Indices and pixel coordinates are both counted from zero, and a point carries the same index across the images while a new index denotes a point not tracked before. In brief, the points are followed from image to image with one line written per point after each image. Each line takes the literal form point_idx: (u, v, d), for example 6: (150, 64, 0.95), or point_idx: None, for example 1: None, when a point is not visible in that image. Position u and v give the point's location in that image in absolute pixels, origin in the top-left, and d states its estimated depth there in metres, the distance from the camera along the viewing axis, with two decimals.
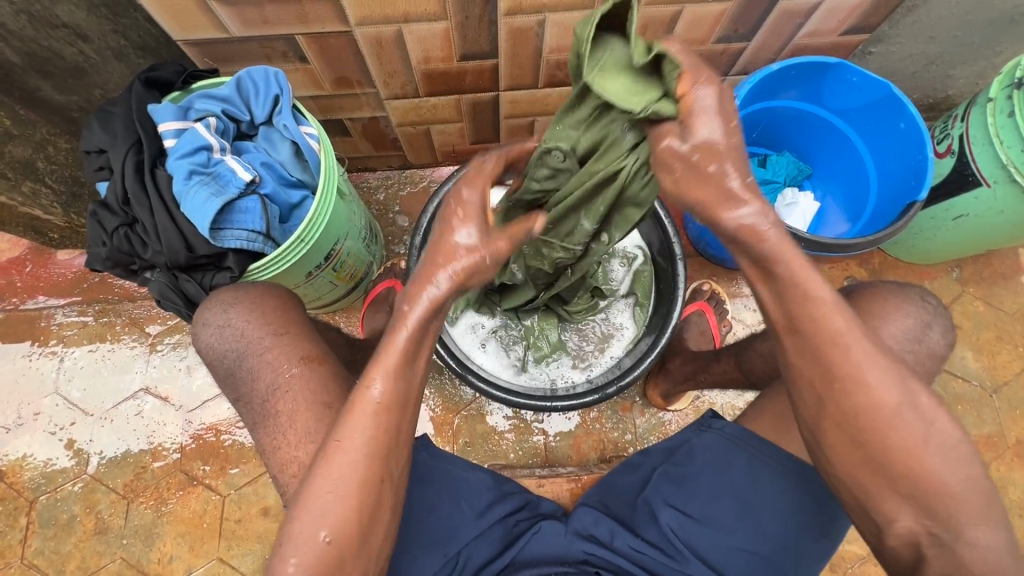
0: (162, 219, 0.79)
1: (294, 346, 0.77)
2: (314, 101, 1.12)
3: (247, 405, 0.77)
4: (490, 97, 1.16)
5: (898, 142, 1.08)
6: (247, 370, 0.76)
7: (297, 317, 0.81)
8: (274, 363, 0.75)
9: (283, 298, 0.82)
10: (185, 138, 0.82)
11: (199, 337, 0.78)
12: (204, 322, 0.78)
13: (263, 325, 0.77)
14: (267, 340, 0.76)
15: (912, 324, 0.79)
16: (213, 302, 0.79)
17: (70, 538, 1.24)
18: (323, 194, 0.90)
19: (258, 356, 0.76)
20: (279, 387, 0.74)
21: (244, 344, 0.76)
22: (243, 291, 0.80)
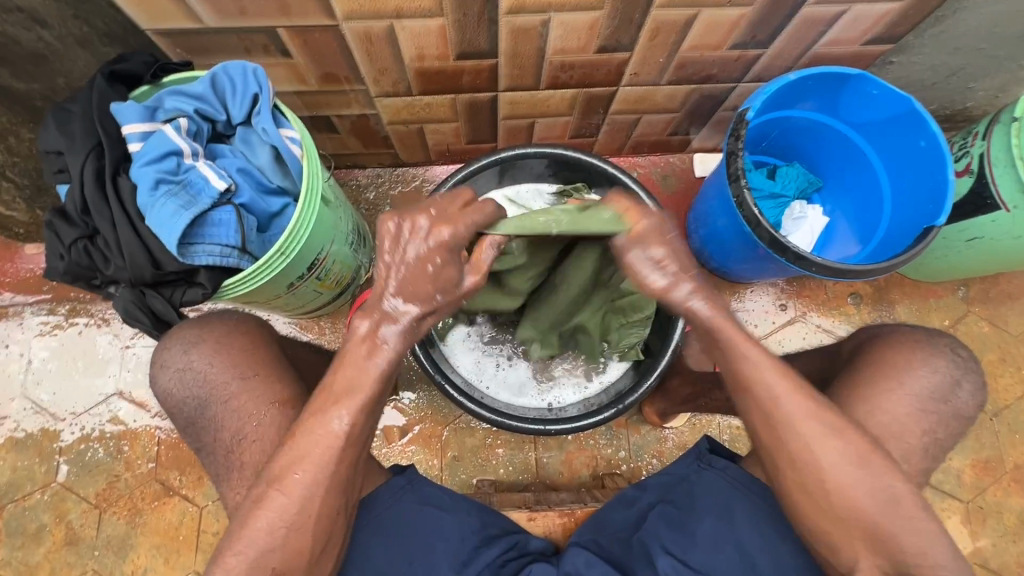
0: (126, 233, 0.72)
1: (262, 390, 0.72)
2: (299, 97, 1.04)
3: (210, 456, 0.73)
4: (488, 97, 1.09)
5: (917, 160, 1.02)
6: (209, 418, 0.72)
7: (269, 354, 0.76)
8: (241, 411, 0.71)
9: (252, 335, 0.78)
10: (152, 142, 0.75)
11: (158, 381, 0.74)
12: (163, 364, 0.75)
13: (229, 368, 0.73)
14: (233, 385, 0.72)
15: (939, 380, 0.79)
16: (172, 341, 0.75)
17: (39, 548, 1.19)
18: (305, 205, 0.83)
19: (222, 404, 0.72)
20: (246, 436, 0.71)
21: (207, 390, 0.72)
22: (207, 328, 0.76)
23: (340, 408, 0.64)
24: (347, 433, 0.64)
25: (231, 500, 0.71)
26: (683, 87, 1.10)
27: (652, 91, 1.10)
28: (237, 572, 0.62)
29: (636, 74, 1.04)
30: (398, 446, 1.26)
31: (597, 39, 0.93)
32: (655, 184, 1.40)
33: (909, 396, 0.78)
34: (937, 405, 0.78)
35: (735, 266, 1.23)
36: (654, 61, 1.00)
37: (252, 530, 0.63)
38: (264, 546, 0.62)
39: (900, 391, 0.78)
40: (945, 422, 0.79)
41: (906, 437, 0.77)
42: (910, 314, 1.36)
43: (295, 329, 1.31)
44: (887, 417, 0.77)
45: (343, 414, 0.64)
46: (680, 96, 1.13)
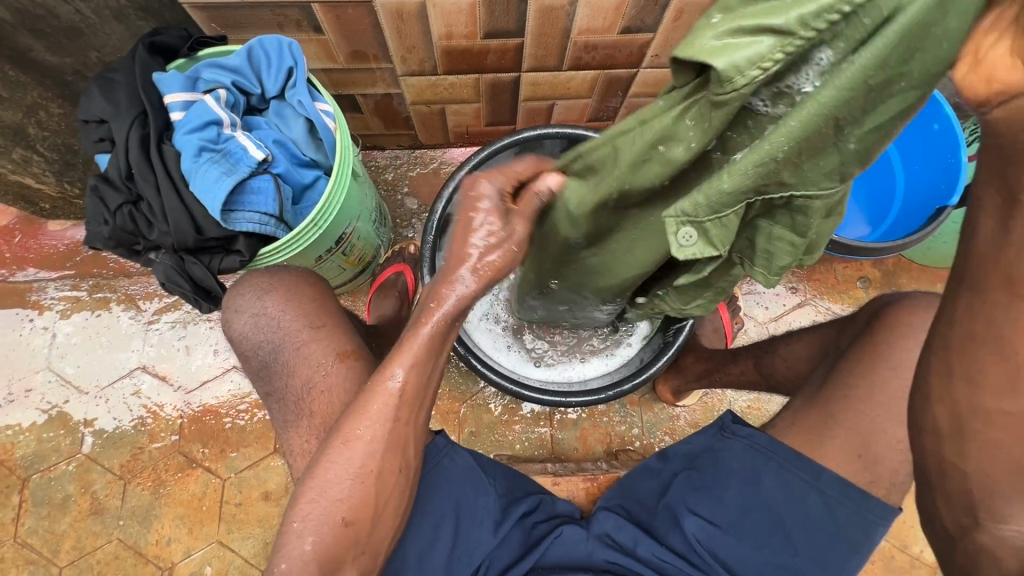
0: (169, 199, 0.74)
1: (331, 340, 0.75)
2: (326, 75, 1.06)
3: (279, 401, 0.74)
4: (511, 78, 1.11)
5: (930, 144, 1.05)
6: (282, 364, 0.74)
7: (336, 310, 0.79)
8: (311, 357, 0.73)
9: (318, 287, 0.80)
10: (194, 112, 0.77)
11: (232, 326, 0.76)
12: (238, 309, 0.76)
13: (300, 317, 0.76)
14: (304, 333, 0.74)
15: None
16: (246, 287, 0.78)
17: (65, 517, 1.22)
18: (338, 177, 0.86)
19: (293, 350, 0.74)
20: (314, 385, 0.72)
21: (280, 336, 0.75)
22: (277, 279, 0.79)
23: (394, 366, 0.65)
24: (401, 391, 0.66)
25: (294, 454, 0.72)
26: None
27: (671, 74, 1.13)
28: (304, 533, 0.64)
29: (656, 56, 1.06)
30: None
31: (623, 19, 0.95)
32: None
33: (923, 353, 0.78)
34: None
35: None
36: (675, 43, 1.02)
37: (323, 480, 0.65)
38: (321, 493, 0.65)
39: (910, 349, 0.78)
40: None
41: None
42: None
43: None
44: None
45: (400, 370, 0.65)
46: None
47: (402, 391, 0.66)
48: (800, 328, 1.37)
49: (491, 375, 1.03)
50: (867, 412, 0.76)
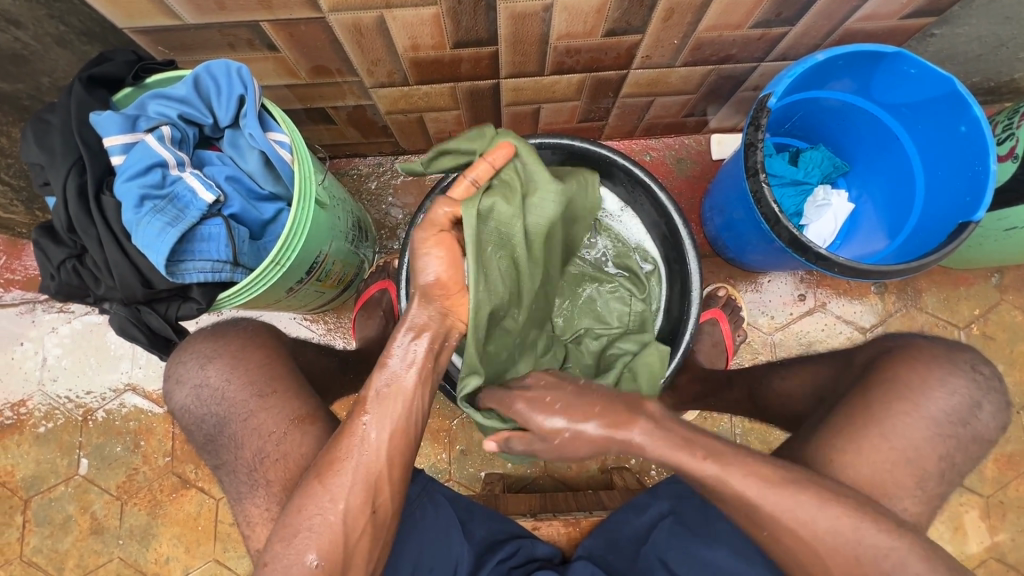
0: (112, 252, 0.70)
1: (280, 408, 0.74)
2: (290, 90, 0.99)
3: (231, 473, 0.74)
4: (490, 84, 1.02)
5: (956, 147, 0.95)
6: (229, 436, 0.74)
7: (283, 372, 0.77)
8: (262, 428, 0.73)
9: (265, 350, 0.79)
10: (134, 155, 0.72)
11: (174, 396, 0.77)
12: (180, 380, 0.77)
13: (246, 386, 0.75)
14: (251, 403, 0.74)
15: (959, 403, 0.71)
16: (189, 356, 0.77)
17: (67, 537, 1.24)
18: (297, 212, 0.80)
19: (242, 421, 0.73)
20: (268, 454, 0.72)
21: (224, 408, 0.74)
22: (222, 343, 0.78)
23: (365, 408, 0.67)
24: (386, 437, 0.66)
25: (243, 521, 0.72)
26: (700, 68, 1.02)
27: (666, 73, 1.03)
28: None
29: (648, 56, 0.96)
30: None
31: (606, 22, 0.85)
32: (669, 168, 1.34)
33: (932, 403, 0.71)
34: (955, 430, 0.71)
35: (750, 256, 1.18)
36: (667, 42, 0.92)
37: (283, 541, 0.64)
38: (281, 546, 0.64)
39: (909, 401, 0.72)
40: (965, 446, 0.71)
41: (927, 464, 0.69)
42: (937, 304, 1.29)
43: (300, 322, 1.30)
44: None
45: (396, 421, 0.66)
46: (696, 78, 1.05)
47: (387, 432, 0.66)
48: (807, 338, 1.29)
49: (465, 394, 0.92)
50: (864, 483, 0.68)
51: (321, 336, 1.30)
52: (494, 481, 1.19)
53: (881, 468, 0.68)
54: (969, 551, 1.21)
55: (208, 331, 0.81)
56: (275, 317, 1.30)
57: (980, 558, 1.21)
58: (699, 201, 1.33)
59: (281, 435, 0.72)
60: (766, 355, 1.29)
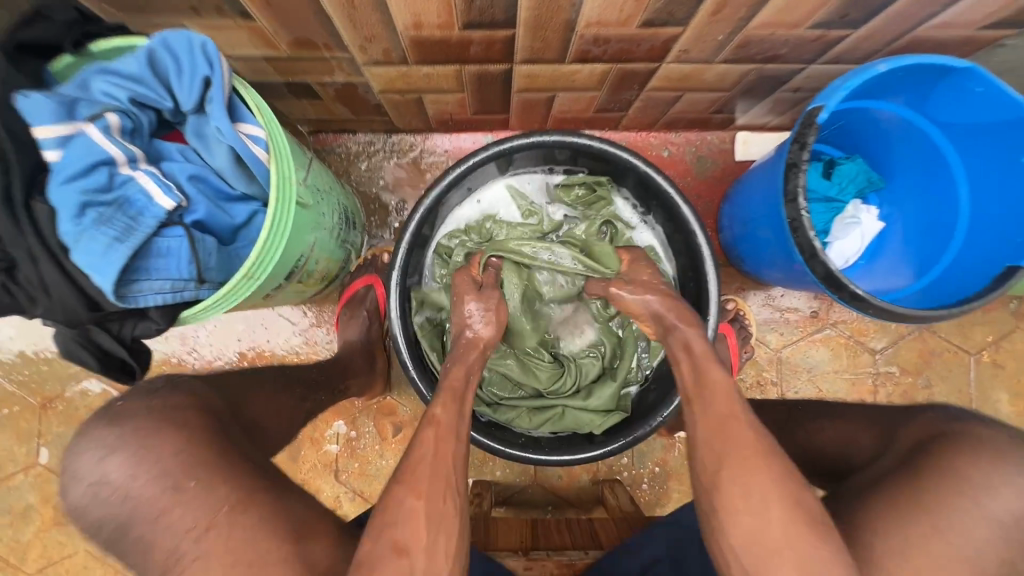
0: (48, 270, 0.58)
1: (198, 504, 0.59)
2: (267, 62, 0.84)
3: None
4: (501, 70, 0.89)
5: (1014, 183, 0.85)
6: (135, 539, 0.59)
7: (208, 457, 0.62)
8: (178, 528, 0.58)
9: (185, 426, 0.63)
10: (74, 149, 0.59)
11: (70, 491, 0.61)
12: (76, 475, 0.61)
13: (154, 480, 0.59)
14: (163, 500, 0.59)
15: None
16: (85, 444, 0.62)
17: (29, 527, 1.18)
18: (273, 219, 0.70)
19: (151, 523, 0.59)
20: (183, 558, 0.58)
21: (128, 509, 0.59)
22: (123, 428, 0.62)
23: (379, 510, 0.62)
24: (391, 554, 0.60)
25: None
26: (740, 66, 0.89)
27: (701, 69, 0.90)
28: None
29: (685, 51, 0.84)
30: (391, 445, 1.20)
31: (644, 13, 0.72)
32: (687, 166, 1.23)
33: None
34: None
35: (766, 272, 1.11)
36: (711, 38, 0.80)
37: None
38: None
39: None
40: None
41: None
42: (950, 328, 1.25)
43: (279, 315, 1.20)
44: None
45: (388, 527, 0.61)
46: (733, 76, 0.93)
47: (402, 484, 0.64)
48: (815, 355, 1.24)
49: (423, 378, 0.93)
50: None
51: (303, 330, 1.20)
52: (484, 492, 1.12)
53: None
54: None
55: (107, 417, 0.63)
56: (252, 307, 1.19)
57: None
58: (716, 205, 1.23)
59: (207, 532, 0.58)
60: (770, 373, 1.24)
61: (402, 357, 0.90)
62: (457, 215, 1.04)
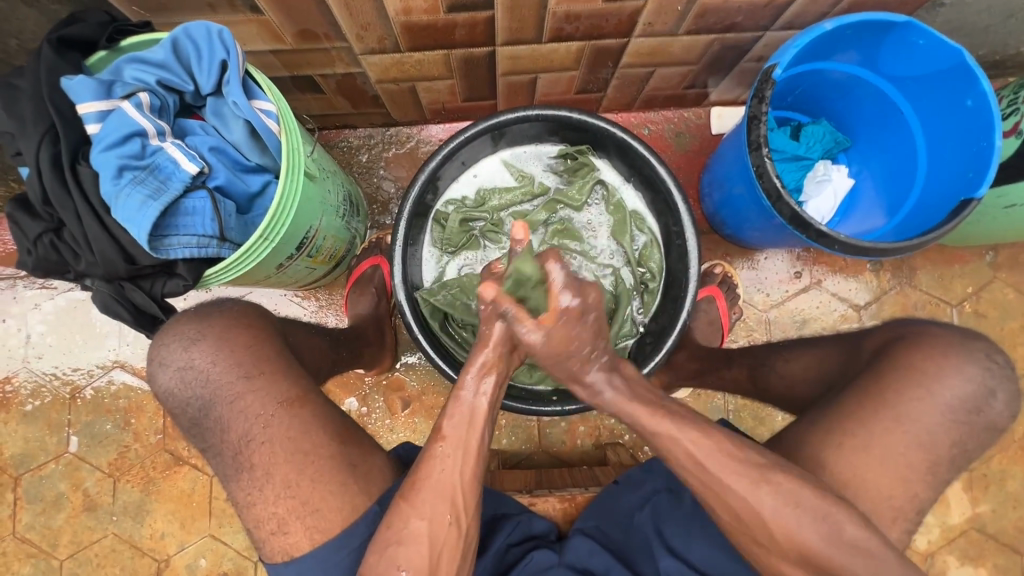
0: (91, 226, 0.67)
1: (268, 391, 0.73)
2: (275, 56, 0.94)
3: (217, 456, 0.73)
4: (485, 52, 0.98)
5: (963, 123, 0.93)
6: (215, 419, 0.73)
7: (272, 354, 0.77)
8: (250, 410, 0.72)
9: (256, 333, 0.78)
10: (111, 123, 0.68)
11: (158, 379, 0.75)
12: (163, 362, 0.75)
13: (232, 367, 0.74)
14: (239, 385, 0.73)
15: (973, 390, 0.69)
16: (171, 338, 0.75)
17: (60, 514, 1.24)
18: (285, 183, 0.77)
19: (228, 404, 0.73)
20: (254, 438, 0.72)
21: (209, 391, 0.73)
22: (205, 325, 0.76)
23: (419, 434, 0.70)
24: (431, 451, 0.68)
25: (241, 499, 0.72)
26: (703, 37, 0.98)
27: (668, 42, 0.99)
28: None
29: (650, 24, 0.93)
30: (401, 419, 1.26)
31: None
32: (667, 142, 1.31)
33: (945, 392, 0.69)
34: (966, 415, 0.69)
35: (748, 232, 1.17)
36: (671, 9, 0.89)
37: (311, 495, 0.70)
38: None
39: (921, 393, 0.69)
40: (977, 431, 0.69)
41: (938, 446, 0.68)
42: (931, 282, 1.30)
43: (291, 300, 1.27)
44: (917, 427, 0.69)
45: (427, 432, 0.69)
46: (698, 48, 1.02)
47: (442, 437, 0.68)
48: (802, 314, 1.29)
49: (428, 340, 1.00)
50: (861, 463, 0.68)
51: (314, 313, 1.28)
52: (489, 457, 1.21)
53: (892, 450, 0.68)
54: (950, 521, 1.24)
55: (191, 315, 0.78)
56: (265, 294, 1.27)
57: (961, 529, 1.24)
58: (697, 177, 1.31)
59: (270, 418, 0.72)
60: (760, 333, 1.29)
61: (407, 318, 0.97)
62: (451, 193, 1.12)
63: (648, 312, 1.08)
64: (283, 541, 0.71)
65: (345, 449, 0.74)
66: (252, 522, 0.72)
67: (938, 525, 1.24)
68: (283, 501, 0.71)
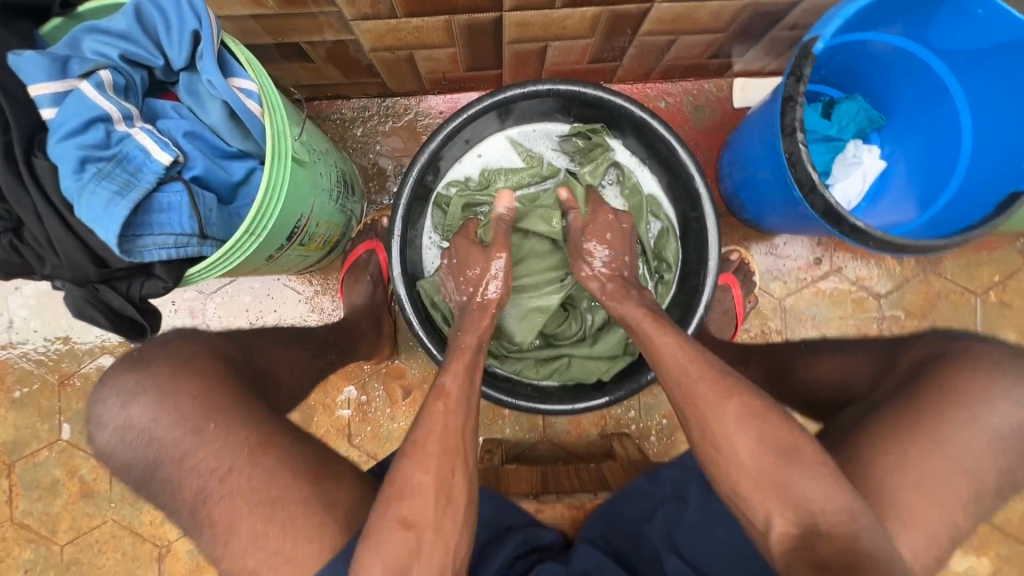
0: (54, 227, 0.60)
1: (219, 443, 0.67)
2: (257, 21, 0.84)
3: (174, 515, 0.68)
4: (491, 19, 0.88)
5: (1018, 104, 0.84)
6: (163, 480, 0.68)
7: (223, 398, 0.70)
8: (201, 467, 0.66)
9: (200, 376, 0.71)
10: (69, 107, 0.61)
11: (97, 437, 0.70)
12: (103, 421, 0.69)
13: (178, 421, 0.68)
14: (185, 442, 0.67)
15: (1015, 401, 0.64)
16: (110, 391, 0.70)
17: (57, 500, 1.22)
18: (270, 173, 0.69)
19: (176, 462, 0.67)
20: (209, 495, 0.66)
21: (153, 450, 0.68)
22: (145, 374, 0.70)
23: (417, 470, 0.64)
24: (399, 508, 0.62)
25: (212, 553, 0.66)
26: (735, 3, 0.88)
27: (695, 8, 0.89)
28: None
29: None
30: (401, 407, 1.22)
31: None
32: (685, 117, 1.22)
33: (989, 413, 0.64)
34: (1010, 431, 0.64)
35: (770, 218, 1.10)
36: None
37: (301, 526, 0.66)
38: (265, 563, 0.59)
39: (964, 409, 0.64)
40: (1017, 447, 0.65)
41: (978, 466, 0.64)
42: (957, 269, 1.24)
43: (284, 285, 1.21)
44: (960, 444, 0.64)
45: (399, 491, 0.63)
46: (728, 13, 0.92)
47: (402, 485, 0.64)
48: (820, 303, 1.24)
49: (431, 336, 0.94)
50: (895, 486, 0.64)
51: (308, 299, 1.22)
52: (493, 448, 1.19)
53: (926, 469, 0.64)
54: None
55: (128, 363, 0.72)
56: (257, 279, 1.21)
57: None
58: (715, 155, 1.22)
59: (226, 471, 0.66)
60: (775, 322, 1.24)
61: (407, 313, 0.91)
62: (453, 174, 1.04)
63: (661, 303, 1.03)
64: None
65: (320, 490, 0.67)
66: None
67: None
68: (253, 553, 0.64)
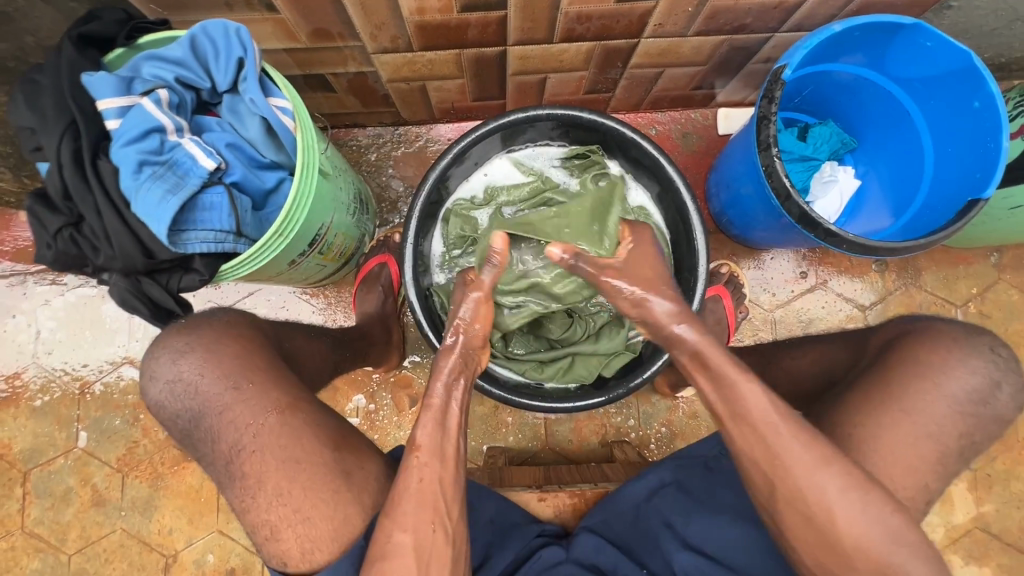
0: (111, 220, 0.68)
1: (256, 400, 0.74)
2: (289, 54, 0.95)
3: (210, 465, 0.76)
4: (496, 52, 0.99)
5: (971, 124, 0.93)
6: (205, 430, 0.75)
7: (260, 364, 0.78)
8: (238, 421, 0.73)
9: (240, 342, 0.79)
10: (131, 119, 0.70)
11: (148, 392, 0.78)
12: (153, 376, 0.77)
13: (220, 378, 0.75)
14: (227, 397, 0.74)
15: (977, 380, 0.70)
16: (161, 352, 0.78)
17: (68, 508, 1.24)
18: (299, 182, 0.77)
19: (217, 415, 0.74)
20: (244, 447, 0.73)
21: (198, 403, 0.75)
22: (193, 337, 0.78)
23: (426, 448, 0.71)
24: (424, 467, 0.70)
25: (237, 504, 0.73)
26: (713, 39, 0.99)
27: (678, 43, 1.00)
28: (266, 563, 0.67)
29: (661, 25, 0.94)
30: (408, 416, 1.26)
31: None
32: (674, 142, 1.32)
33: None
34: (973, 407, 0.70)
35: (755, 233, 1.18)
36: (681, 10, 0.90)
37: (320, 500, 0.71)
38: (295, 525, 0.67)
39: (931, 388, 0.70)
40: (981, 423, 0.70)
41: (946, 439, 0.69)
42: (936, 282, 1.31)
43: (299, 298, 1.28)
44: (930, 421, 0.69)
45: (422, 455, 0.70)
46: (707, 48, 1.03)
47: (419, 449, 0.71)
48: (809, 315, 1.30)
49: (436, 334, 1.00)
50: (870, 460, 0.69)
51: (321, 311, 1.28)
52: (497, 455, 1.22)
53: (899, 441, 0.69)
54: (955, 520, 1.25)
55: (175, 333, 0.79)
56: (274, 291, 1.28)
57: (966, 528, 1.25)
58: (703, 176, 1.32)
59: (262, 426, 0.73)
60: (765, 332, 1.30)
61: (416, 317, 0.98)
62: (460, 192, 1.13)
63: None
64: (276, 548, 0.72)
65: (339, 456, 0.75)
66: (249, 527, 0.73)
67: (943, 524, 1.25)
68: (275, 509, 0.72)
